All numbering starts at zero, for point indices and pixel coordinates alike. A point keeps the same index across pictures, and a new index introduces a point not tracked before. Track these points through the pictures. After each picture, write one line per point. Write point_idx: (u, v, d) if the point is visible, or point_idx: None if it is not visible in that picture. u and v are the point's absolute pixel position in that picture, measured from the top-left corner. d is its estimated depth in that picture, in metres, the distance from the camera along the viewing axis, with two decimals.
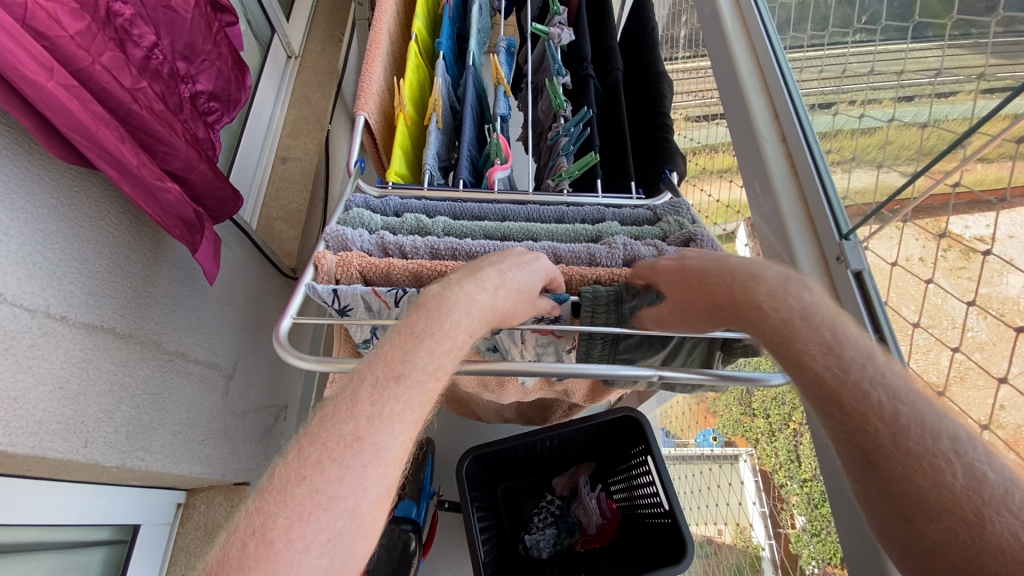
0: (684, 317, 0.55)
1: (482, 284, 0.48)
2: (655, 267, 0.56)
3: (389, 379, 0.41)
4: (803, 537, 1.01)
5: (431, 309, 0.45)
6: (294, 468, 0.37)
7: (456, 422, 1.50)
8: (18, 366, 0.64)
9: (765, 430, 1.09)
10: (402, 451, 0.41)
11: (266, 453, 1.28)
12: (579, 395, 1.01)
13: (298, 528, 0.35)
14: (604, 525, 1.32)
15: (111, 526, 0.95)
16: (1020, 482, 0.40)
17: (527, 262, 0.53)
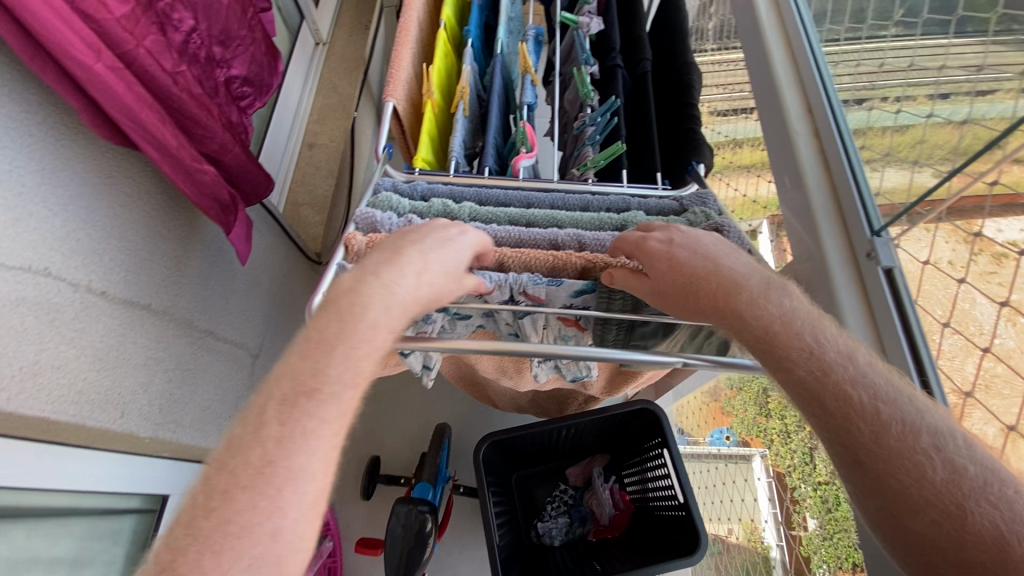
0: (660, 293, 0.54)
1: (402, 270, 0.47)
2: (641, 243, 0.54)
3: (301, 394, 0.41)
4: (814, 539, 0.99)
5: (344, 308, 0.44)
6: (199, 503, 0.36)
7: (473, 409, 1.52)
8: (62, 337, 0.66)
9: (778, 431, 1.08)
10: (322, 466, 0.40)
11: None
12: (596, 389, 1.01)
13: (210, 559, 0.34)
14: (617, 516, 1.34)
15: (142, 494, 0.99)
16: (1000, 471, 0.42)
17: (450, 241, 0.52)
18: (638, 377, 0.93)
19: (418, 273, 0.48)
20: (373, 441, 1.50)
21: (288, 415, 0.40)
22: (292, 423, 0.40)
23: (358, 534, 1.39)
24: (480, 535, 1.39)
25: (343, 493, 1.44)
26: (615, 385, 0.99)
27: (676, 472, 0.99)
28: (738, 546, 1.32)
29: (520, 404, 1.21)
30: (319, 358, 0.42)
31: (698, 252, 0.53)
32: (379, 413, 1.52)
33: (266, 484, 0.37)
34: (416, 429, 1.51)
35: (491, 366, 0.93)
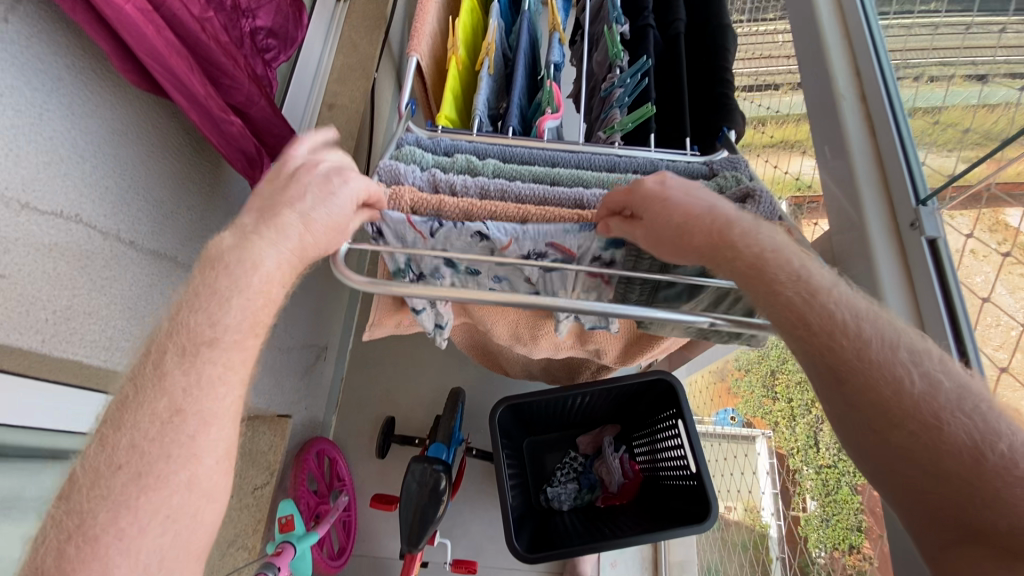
0: (655, 244, 0.55)
1: (282, 231, 0.48)
2: (633, 189, 0.54)
3: (199, 346, 0.44)
4: (813, 521, 1.00)
5: (234, 267, 0.46)
6: (105, 460, 0.40)
7: (486, 377, 1.53)
8: (93, 285, 0.67)
9: (785, 414, 1.08)
10: (230, 411, 0.46)
11: (307, 390, 1.34)
12: (610, 359, 1.00)
13: (125, 516, 0.38)
14: (626, 484, 1.36)
15: None
16: (973, 386, 0.44)
17: (333, 194, 0.52)
18: (656, 349, 0.93)
19: (299, 233, 0.49)
20: (387, 403, 1.53)
21: (190, 364, 0.44)
22: (195, 373, 0.44)
23: (372, 491, 1.43)
24: (489, 497, 1.43)
25: (358, 451, 1.47)
26: (630, 357, 0.98)
27: (689, 446, 1.00)
28: (738, 525, 1.31)
29: (532, 373, 1.21)
30: (211, 310, 0.45)
31: (683, 193, 0.53)
32: (393, 376, 1.55)
33: (176, 433, 0.42)
34: (430, 394, 1.53)
35: (508, 332, 0.92)
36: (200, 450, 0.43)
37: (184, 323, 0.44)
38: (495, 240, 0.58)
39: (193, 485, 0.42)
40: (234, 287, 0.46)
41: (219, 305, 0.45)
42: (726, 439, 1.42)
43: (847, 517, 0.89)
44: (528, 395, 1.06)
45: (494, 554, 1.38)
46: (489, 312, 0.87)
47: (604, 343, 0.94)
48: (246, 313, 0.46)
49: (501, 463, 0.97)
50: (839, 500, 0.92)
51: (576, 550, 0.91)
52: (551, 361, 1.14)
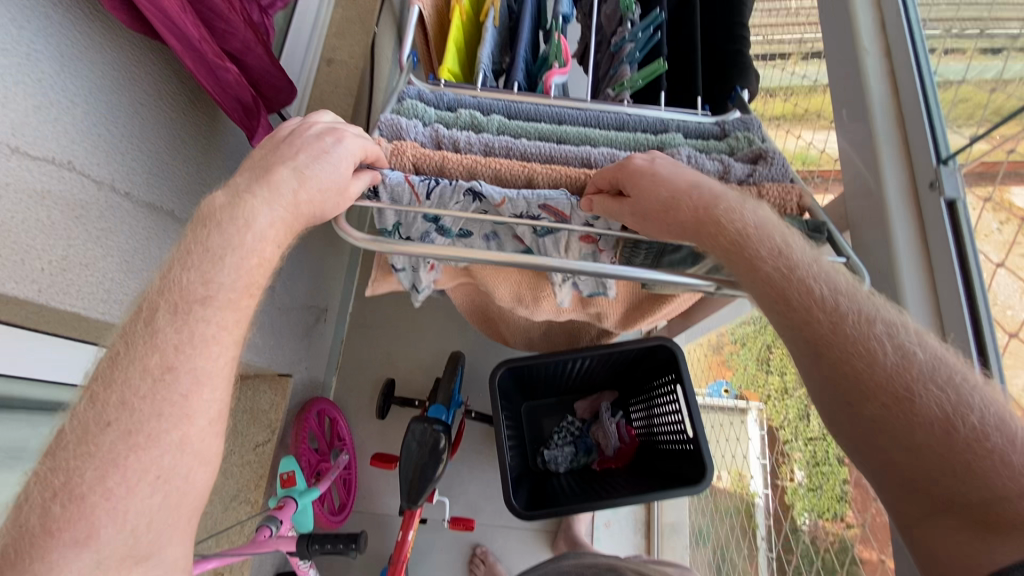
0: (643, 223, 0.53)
1: (275, 187, 0.48)
2: (621, 167, 0.53)
3: (192, 303, 0.45)
4: (799, 490, 1.00)
5: (225, 223, 0.47)
6: (93, 417, 0.40)
7: (486, 342, 1.54)
8: (89, 236, 0.66)
9: (776, 388, 1.10)
10: (224, 371, 0.46)
11: (307, 350, 1.35)
12: (611, 324, 0.99)
13: (112, 477, 0.39)
14: (621, 448, 1.38)
15: None
16: (948, 359, 0.44)
17: (327, 152, 0.51)
18: (657, 316, 0.93)
19: (293, 189, 0.49)
20: (387, 366, 1.54)
21: (181, 323, 0.44)
22: (188, 331, 0.44)
23: (372, 450, 1.45)
24: (487, 458, 1.45)
25: (358, 411, 1.49)
26: (632, 323, 0.97)
27: (688, 411, 1.01)
28: (723, 490, 1.36)
29: (532, 338, 1.22)
30: (203, 268, 0.46)
31: (672, 170, 0.53)
32: (393, 339, 1.56)
33: (168, 391, 0.42)
34: (429, 357, 1.54)
35: (510, 295, 0.92)
36: (192, 410, 0.43)
37: (175, 281, 0.45)
38: (490, 199, 0.54)
39: (186, 446, 0.43)
40: (227, 246, 0.47)
41: (213, 264, 0.46)
42: (719, 411, 1.43)
43: (831, 486, 0.90)
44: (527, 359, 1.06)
45: (491, 513, 1.41)
46: (491, 276, 0.86)
47: (606, 308, 0.92)
48: (239, 272, 0.47)
49: (501, 424, 0.98)
50: (823, 471, 0.92)
51: (572, 508, 0.93)
52: (551, 326, 1.14)
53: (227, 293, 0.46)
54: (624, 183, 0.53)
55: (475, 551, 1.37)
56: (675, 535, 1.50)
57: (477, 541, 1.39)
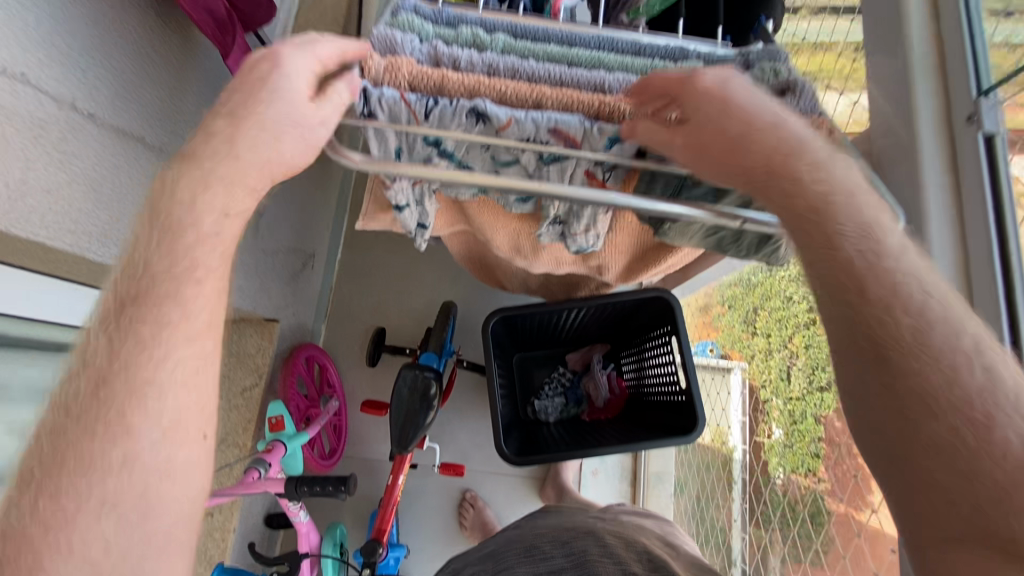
0: (697, 154, 0.46)
1: (235, 146, 0.43)
2: (692, 82, 0.46)
3: (157, 286, 0.41)
4: (775, 446, 1.03)
5: (192, 182, 0.43)
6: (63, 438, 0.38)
7: (479, 292, 1.51)
8: (51, 159, 0.61)
9: (760, 349, 1.12)
10: (183, 376, 0.42)
11: (295, 295, 1.31)
12: (611, 276, 0.96)
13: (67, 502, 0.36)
14: (611, 400, 1.39)
15: None
16: None
17: (283, 82, 0.44)
18: (656, 268, 0.90)
19: (250, 133, 0.43)
20: (377, 314, 1.51)
21: (141, 315, 0.41)
22: (148, 324, 0.41)
23: (362, 397, 1.44)
24: (477, 407, 1.45)
25: (348, 359, 1.47)
26: (634, 273, 0.94)
27: (681, 363, 1.00)
28: (704, 446, 1.36)
29: (527, 287, 1.19)
30: (163, 245, 0.42)
31: (736, 94, 0.45)
32: (384, 287, 1.52)
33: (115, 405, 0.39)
34: (420, 307, 1.51)
35: (506, 241, 0.88)
36: (140, 424, 0.39)
37: (142, 265, 0.42)
38: (494, 121, 0.48)
39: (131, 464, 0.39)
40: (186, 221, 0.43)
41: (202, 185, 0.43)
42: (703, 370, 1.42)
43: (807, 445, 0.92)
44: (522, 308, 1.03)
45: (480, 460, 1.43)
46: (486, 221, 0.81)
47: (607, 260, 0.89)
48: (213, 250, 0.44)
49: (492, 371, 0.97)
50: (801, 429, 0.94)
51: (562, 454, 0.93)
52: (547, 276, 1.11)
53: (214, 229, 0.44)
54: (685, 103, 0.46)
55: (465, 496, 1.39)
56: (660, 485, 1.53)
57: (466, 486, 1.41)
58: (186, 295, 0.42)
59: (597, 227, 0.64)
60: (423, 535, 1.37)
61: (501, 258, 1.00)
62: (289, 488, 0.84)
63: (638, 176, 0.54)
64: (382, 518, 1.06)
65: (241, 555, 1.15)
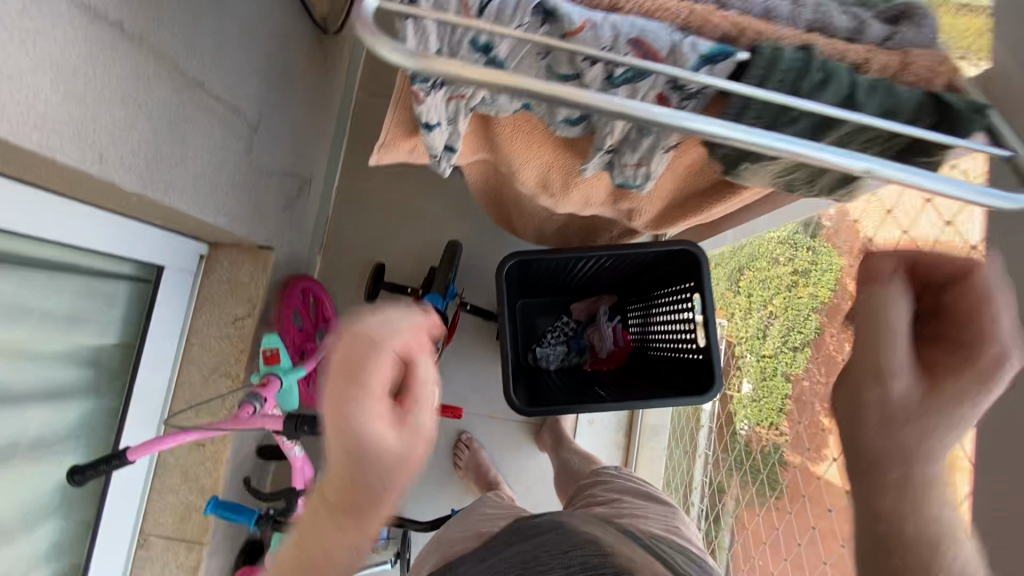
0: (952, 382, 0.40)
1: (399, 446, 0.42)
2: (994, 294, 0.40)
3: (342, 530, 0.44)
4: (743, 400, 1.04)
5: (386, 467, 0.41)
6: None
7: (486, 232, 1.43)
8: (8, 36, 0.50)
9: (743, 307, 1.09)
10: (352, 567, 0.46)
11: (289, 222, 1.22)
12: (641, 225, 0.90)
13: None
14: (614, 351, 1.36)
15: (133, 262, 0.94)
16: None
17: (380, 352, 0.42)
18: (690, 219, 0.83)
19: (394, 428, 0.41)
20: (376, 248, 1.43)
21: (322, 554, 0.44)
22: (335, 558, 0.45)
23: None
24: (477, 350, 1.41)
25: (345, 293, 1.41)
26: (668, 220, 0.86)
27: (702, 323, 0.95)
28: None
29: (541, 231, 1.11)
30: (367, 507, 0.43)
31: None
32: (384, 220, 1.43)
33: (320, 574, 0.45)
34: (422, 244, 1.44)
35: (533, 174, 0.79)
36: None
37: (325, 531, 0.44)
38: (566, 22, 0.42)
39: None
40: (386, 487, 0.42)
41: (378, 494, 0.42)
42: None
43: (778, 399, 0.91)
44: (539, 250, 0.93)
45: (477, 403, 1.41)
46: (518, 149, 0.72)
47: (641, 206, 0.82)
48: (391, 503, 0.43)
49: (505, 319, 0.91)
50: (773, 383, 0.93)
51: (572, 408, 0.91)
52: (567, 219, 1.03)
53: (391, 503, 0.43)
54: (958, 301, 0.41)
55: (460, 437, 1.39)
56: (656, 437, 1.51)
57: (462, 428, 1.40)
58: (372, 527, 0.44)
59: (652, 162, 0.59)
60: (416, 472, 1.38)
61: (523, 194, 0.91)
62: (289, 427, 0.80)
63: (725, 103, 0.46)
64: None
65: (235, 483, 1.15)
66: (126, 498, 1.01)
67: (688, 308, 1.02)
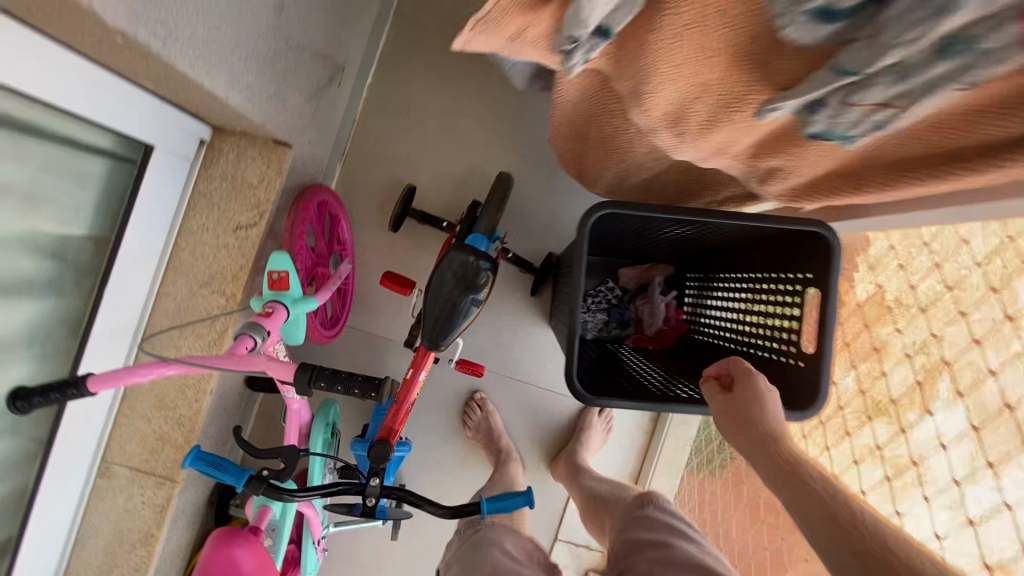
0: (740, 367, 0.68)
1: None
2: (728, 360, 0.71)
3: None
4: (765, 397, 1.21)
5: None
6: None
7: (540, 167, 1.22)
8: None
9: None
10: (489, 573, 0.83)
11: (314, 117, 0.99)
12: (773, 190, 0.71)
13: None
14: (664, 332, 1.19)
15: (111, 131, 0.73)
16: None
17: None
18: (850, 196, 0.64)
19: None
20: (407, 168, 1.21)
21: None
22: None
23: (376, 262, 1.20)
24: (509, 302, 1.24)
25: (364, 215, 1.21)
26: (819, 191, 0.67)
27: (811, 325, 0.78)
28: None
29: (621, 177, 0.90)
30: None
31: (774, 407, 0.63)
32: (423, 134, 1.21)
33: None
34: (461, 171, 1.22)
35: (670, 100, 0.59)
36: None
37: None
38: None
39: None
40: None
41: None
42: None
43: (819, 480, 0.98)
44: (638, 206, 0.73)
45: (499, 361, 1.25)
46: (675, 59, 0.52)
47: (795, 164, 0.63)
48: None
49: (581, 285, 0.73)
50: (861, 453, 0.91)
51: (642, 405, 0.75)
52: (663, 169, 0.83)
53: None
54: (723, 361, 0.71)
55: (473, 396, 1.24)
56: None
57: (476, 386, 1.25)
58: None
59: (916, 100, 0.41)
60: (420, 427, 1.24)
61: (632, 126, 0.70)
62: (301, 381, 0.63)
63: None
64: (393, 418, 0.88)
65: (218, 416, 0.99)
66: (86, 420, 0.84)
67: (784, 302, 0.85)
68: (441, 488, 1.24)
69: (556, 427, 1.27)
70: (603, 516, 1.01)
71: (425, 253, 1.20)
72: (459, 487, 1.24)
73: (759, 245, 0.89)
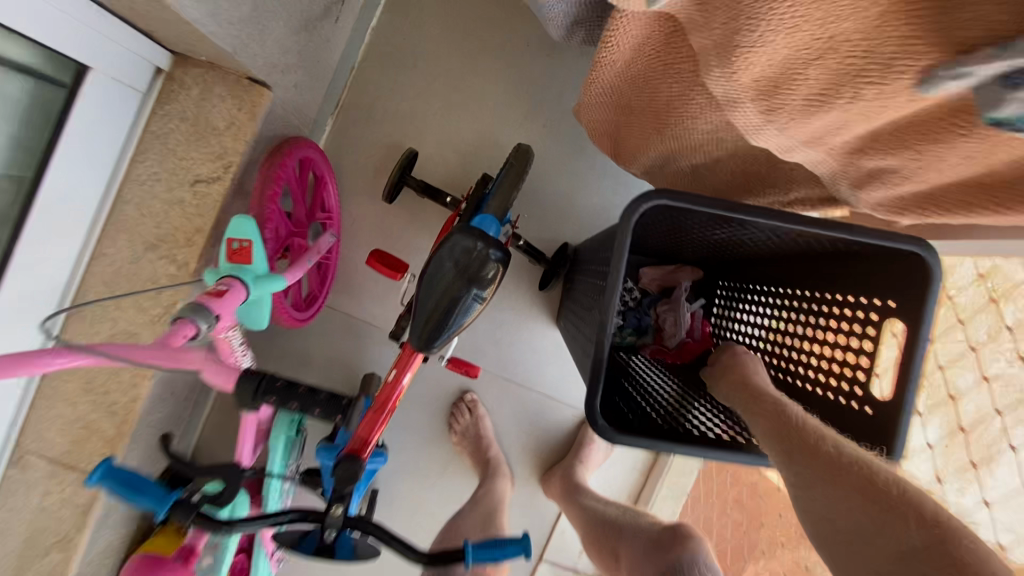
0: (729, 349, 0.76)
1: None
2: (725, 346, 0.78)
3: None
4: None
5: None
6: None
7: (564, 145, 1.06)
8: None
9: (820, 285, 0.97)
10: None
11: (303, 58, 0.83)
12: (871, 199, 0.56)
13: None
14: (687, 344, 1.00)
15: (27, 37, 0.56)
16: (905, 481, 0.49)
17: None
18: (980, 214, 0.48)
19: None
20: (410, 130, 1.05)
21: None
22: None
23: (367, 237, 1.04)
24: (514, 296, 1.09)
25: (356, 180, 1.04)
26: (935, 204, 0.51)
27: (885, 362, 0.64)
28: None
29: (664, 162, 0.74)
30: None
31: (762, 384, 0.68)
32: (432, 94, 1.04)
33: None
34: (472, 140, 1.06)
35: (777, 58, 0.43)
36: None
37: None
38: None
39: None
40: None
41: None
42: None
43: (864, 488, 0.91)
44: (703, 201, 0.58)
45: (497, 361, 1.11)
46: None
47: (922, 168, 0.47)
48: None
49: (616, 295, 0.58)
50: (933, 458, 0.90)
51: (677, 447, 0.61)
52: (722, 158, 0.66)
53: None
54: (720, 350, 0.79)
55: (462, 396, 1.10)
56: None
57: (468, 385, 1.11)
58: None
59: None
60: (401, 426, 1.10)
61: (707, 94, 0.54)
62: (246, 393, 0.52)
63: None
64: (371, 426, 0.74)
65: (162, 401, 0.85)
66: None
67: (850, 331, 0.70)
68: (418, 494, 1.11)
69: (552, 438, 1.14)
70: (614, 548, 0.87)
71: (424, 231, 1.04)
72: (438, 495, 1.11)
73: (826, 260, 0.74)
